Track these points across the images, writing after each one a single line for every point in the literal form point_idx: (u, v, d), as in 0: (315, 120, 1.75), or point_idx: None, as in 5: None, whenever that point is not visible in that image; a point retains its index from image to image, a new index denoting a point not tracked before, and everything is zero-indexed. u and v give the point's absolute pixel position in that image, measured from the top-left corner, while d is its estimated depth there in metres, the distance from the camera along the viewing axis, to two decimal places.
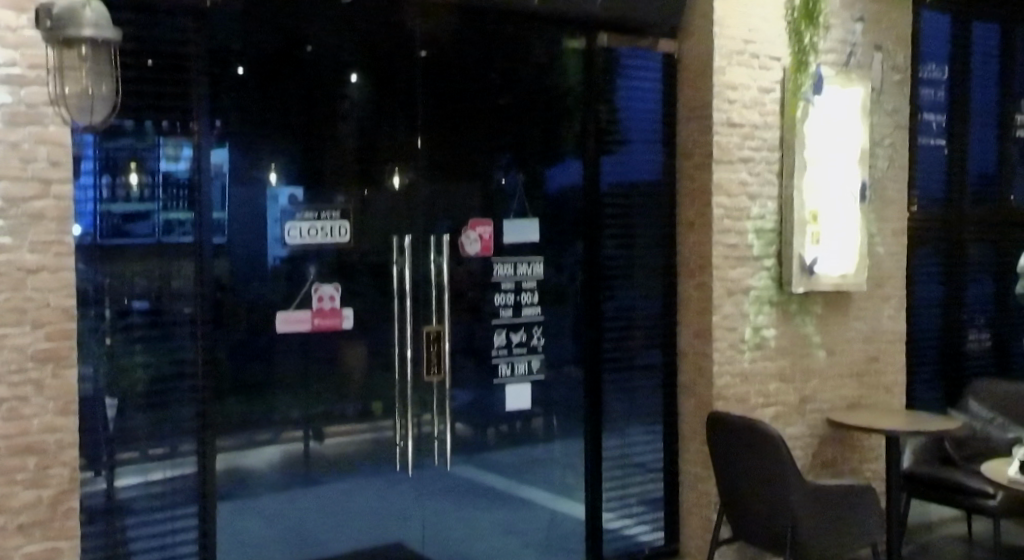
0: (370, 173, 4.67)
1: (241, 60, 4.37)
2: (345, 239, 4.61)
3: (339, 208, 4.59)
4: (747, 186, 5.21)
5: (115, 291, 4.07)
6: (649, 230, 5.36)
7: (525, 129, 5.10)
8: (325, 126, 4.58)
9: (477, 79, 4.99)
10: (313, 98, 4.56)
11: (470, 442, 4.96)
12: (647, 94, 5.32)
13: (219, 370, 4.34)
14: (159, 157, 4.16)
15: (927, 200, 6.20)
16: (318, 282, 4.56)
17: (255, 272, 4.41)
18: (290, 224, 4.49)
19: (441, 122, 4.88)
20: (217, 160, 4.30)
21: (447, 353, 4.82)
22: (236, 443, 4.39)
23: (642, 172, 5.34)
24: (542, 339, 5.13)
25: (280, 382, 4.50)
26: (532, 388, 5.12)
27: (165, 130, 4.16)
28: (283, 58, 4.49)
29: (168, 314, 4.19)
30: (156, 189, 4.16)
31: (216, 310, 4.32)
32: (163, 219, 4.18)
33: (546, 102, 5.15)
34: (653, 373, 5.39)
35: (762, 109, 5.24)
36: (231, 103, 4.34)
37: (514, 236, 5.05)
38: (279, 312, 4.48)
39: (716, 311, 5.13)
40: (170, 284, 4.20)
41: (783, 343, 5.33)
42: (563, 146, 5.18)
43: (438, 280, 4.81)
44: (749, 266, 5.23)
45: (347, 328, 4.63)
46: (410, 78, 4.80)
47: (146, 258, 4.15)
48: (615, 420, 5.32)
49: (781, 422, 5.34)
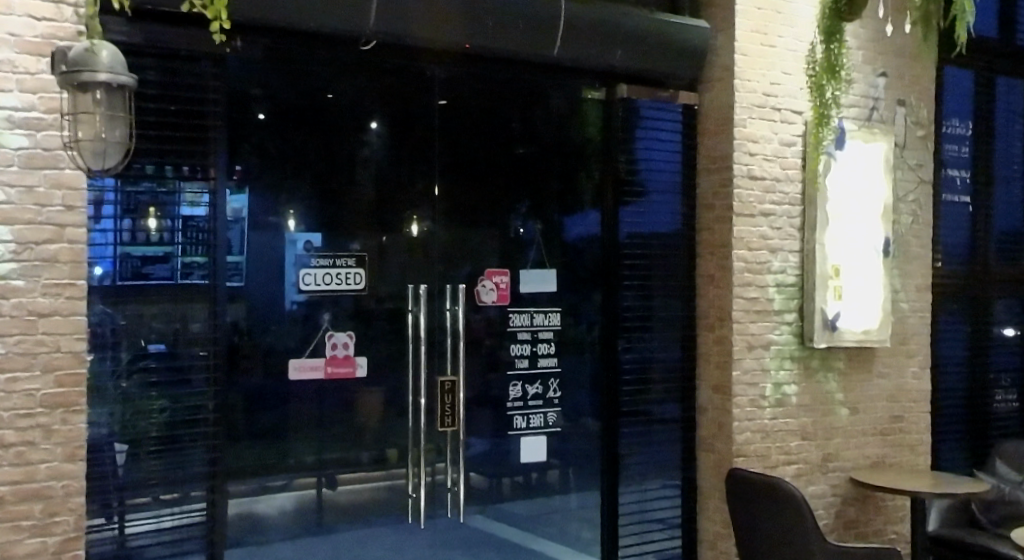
0: (389, 221, 4.67)
1: (262, 106, 4.41)
2: (361, 286, 4.58)
3: (355, 254, 4.57)
4: (769, 240, 5.15)
5: (132, 333, 4.07)
6: (670, 282, 5.29)
7: (544, 179, 5.09)
8: (343, 174, 4.58)
9: (498, 128, 4.99)
10: (333, 145, 4.57)
11: (485, 493, 4.87)
12: (666, 145, 5.29)
13: (232, 415, 4.31)
14: (179, 202, 4.16)
15: (952, 256, 6.11)
16: (333, 329, 4.53)
17: (271, 318, 4.40)
18: (306, 270, 4.47)
19: (460, 171, 4.87)
20: (235, 206, 4.32)
21: (462, 403, 4.76)
22: (248, 489, 4.34)
23: (661, 224, 5.28)
24: (558, 391, 5.05)
25: (295, 429, 4.45)
26: (548, 440, 5.04)
27: (186, 174, 4.17)
28: (303, 105, 4.51)
29: (184, 357, 4.17)
30: (176, 233, 4.16)
31: (231, 353, 4.31)
32: (182, 262, 4.18)
33: (564, 153, 5.15)
34: (671, 427, 5.30)
35: (784, 162, 5.20)
36: (251, 149, 4.37)
37: (531, 286, 5.00)
38: (293, 359, 4.45)
39: (737, 365, 5.05)
40: (187, 327, 4.19)
41: (806, 400, 5.22)
42: (581, 197, 5.17)
43: (453, 328, 4.76)
44: (770, 320, 5.15)
45: (361, 376, 4.58)
46: (429, 126, 4.80)
47: (163, 301, 4.14)
48: (633, 474, 5.21)
49: (803, 480, 5.22)
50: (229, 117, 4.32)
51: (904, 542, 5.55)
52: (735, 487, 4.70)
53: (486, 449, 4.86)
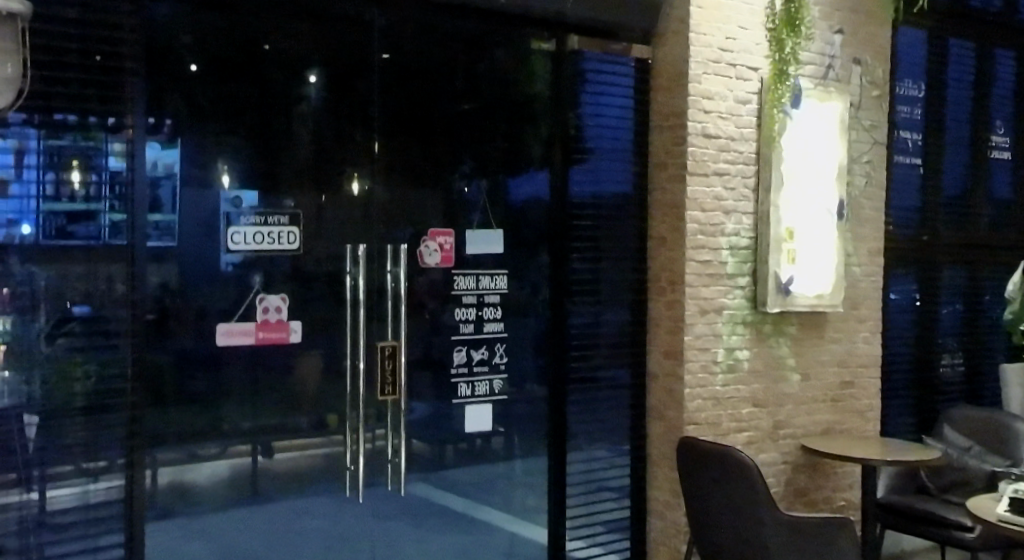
0: (327, 179, 4.38)
1: (193, 57, 4.11)
2: (295, 246, 4.29)
3: (289, 212, 4.28)
4: (722, 201, 4.98)
5: (56, 295, 3.80)
6: (620, 243, 5.10)
7: (488, 137, 4.85)
8: (280, 129, 4.29)
9: (443, 83, 4.73)
10: (269, 98, 4.27)
11: (427, 462, 4.66)
12: (617, 100, 5.09)
13: (161, 380, 4.03)
14: (106, 155, 3.91)
15: (904, 220, 6.02)
16: (265, 292, 4.24)
17: (202, 280, 4.11)
18: (234, 229, 4.16)
19: (404, 129, 4.60)
20: (165, 160, 4.03)
21: (403, 370, 4.53)
22: (177, 457, 4.07)
23: (612, 184, 5.09)
24: (504, 357, 4.85)
25: (228, 395, 4.17)
26: (493, 408, 4.83)
27: (110, 126, 3.91)
28: (236, 56, 4.21)
29: (112, 320, 3.91)
30: (103, 188, 3.90)
31: (158, 317, 4.02)
32: (109, 220, 3.92)
33: (511, 110, 4.90)
34: (620, 394, 5.14)
35: (739, 120, 5.02)
36: (179, 99, 4.07)
37: (477, 248, 4.78)
38: (221, 323, 4.15)
39: (688, 331, 4.89)
40: (116, 289, 3.93)
41: (757, 366, 5.09)
42: (529, 157, 4.93)
43: (394, 291, 4.52)
44: (723, 284, 4.99)
45: (295, 342, 4.30)
46: (368, 81, 4.51)
47: (86, 262, 3.87)
48: (580, 441, 5.04)
49: (754, 448, 5.10)
50: (149, 66, 4.01)
51: (852, 508, 5.49)
52: (687, 455, 4.57)
53: (429, 414, 4.64)
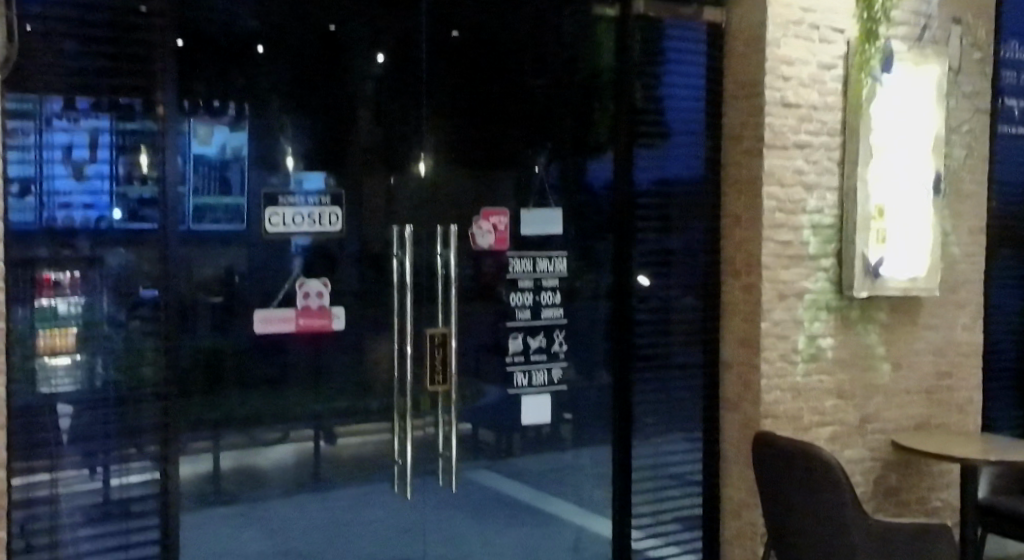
0: (393, 160, 4.21)
1: (260, 39, 3.98)
2: (335, 228, 4.09)
3: (330, 192, 4.08)
4: (803, 175, 4.58)
5: (131, 280, 3.72)
6: (691, 224, 4.77)
7: (563, 115, 4.57)
8: (345, 109, 4.12)
9: (515, 59, 4.48)
10: (334, 78, 4.11)
11: (485, 455, 4.41)
12: (691, 68, 4.74)
13: (218, 362, 3.90)
14: (190, 139, 3.82)
15: (1009, 196, 5.51)
16: (304, 276, 4.04)
17: (249, 265, 3.95)
18: (270, 210, 3.98)
19: (472, 109, 4.38)
20: (234, 144, 3.92)
21: (454, 358, 4.28)
22: (240, 441, 3.95)
23: (680, 169, 4.74)
24: (564, 345, 4.55)
25: (271, 384, 4.00)
26: (554, 399, 4.54)
27: (191, 111, 3.82)
28: (302, 37, 4.06)
29: (190, 302, 3.84)
30: (186, 171, 3.82)
31: (223, 301, 3.90)
32: (193, 205, 3.85)
33: (579, 83, 4.59)
34: (691, 384, 4.81)
35: (822, 88, 4.61)
36: (245, 84, 3.95)
37: (534, 228, 4.48)
38: (258, 310, 3.96)
39: (766, 317, 4.53)
40: (192, 273, 3.85)
41: (843, 355, 4.70)
42: (598, 137, 4.63)
43: (444, 274, 4.26)
44: (805, 267, 4.61)
45: (336, 329, 4.10)
46: (440, 59, 4.31)
47: (156, 247, 3.77)
48: (650, 432, 4.74)
49: (839, 444, 4.71)
50: (208, 50, 3.87)
51: (950, 510, 5.05)
52: (766, 454, 4.21)
53: (485, 404, 4.39)
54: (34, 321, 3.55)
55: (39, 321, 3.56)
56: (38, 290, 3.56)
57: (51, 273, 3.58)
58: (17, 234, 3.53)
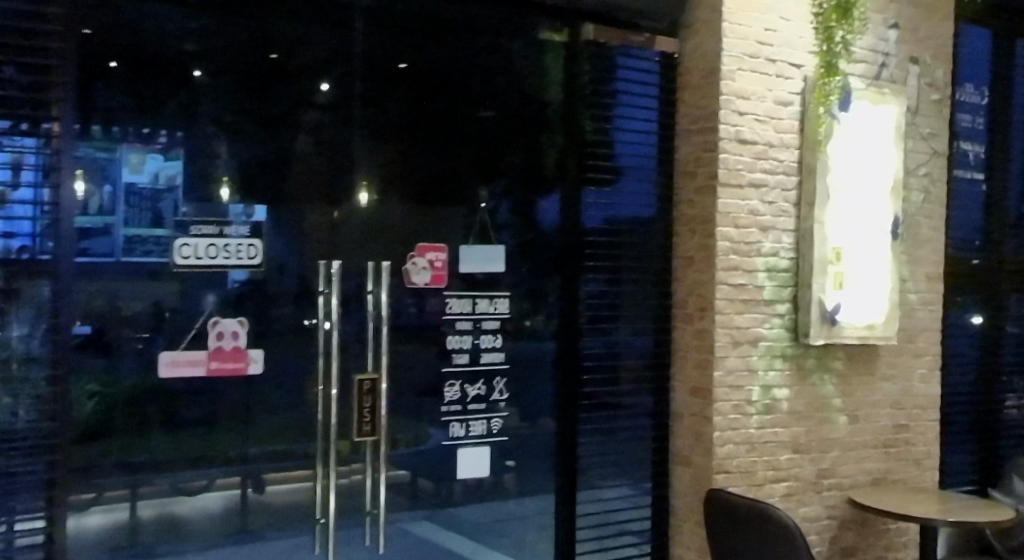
0: (333, 190, 3.90)
1: (198, 63, 3.70)
2: (256, 261, 3.74)
3: (250, 222, 3.73)
4: (759, 215, 4.36)
5: (59, 314, 3.44)
6: (641, 264, 4.51)
7: (513, 151, 4.32)
8: (285, 140, 3.82)
9: (463, 90, 4.22)
10: (274, 107, 3.81)
11: (419, 511, 4.08)
12: (643, 100, 4.53)
13: (127, 408, 3.55)
14: (120, 166, 3.55)
15: (965, 242, 5.35)
16: (218, 314, 3.68)
17: (164, 301, 3.61)
18: (181, 240, 3.63)
19: (417, 138, 4.10)
20: (168, 172, 3.62)
21: (384, 407, 3.93)
22: (158, 490, 3.59)
23: (632, 208, 4.50)
24: (505, 392, 4.23)
25: (183, 430, 3.63)
26: (492, 452, 4.21)
27: (123, 136, 3.56)
28: (237, 58, 3.77)
29: (115, 337, 3.54)
30: (118, 200, 3.54)
31: (152, 338, 3.59)
32: (124, 236, 3.55)
33: (528, 117, 4.34)
34: (640, 435, 4.53)
35: (779, 124, 4.41)
36: (179, 110, 3.65)
37: (473, 265, 4.18)
38: (166, 352, 3.60)
39: (719, 365, 4.27)
40: (118, 307, 3.54)
41: (799, 407, 4.45)
42: (548, 172, 4.37)
43: (376, 314, 3.92)
44: (760, 312, 4.37)
45: (255, 373, 3.74)
46: (386, 91, 4.05)
47: (82, 278, 3.49)
48: (596, 485, 4.43)
49: (794, 500, 4.45)
50: (138, 71, 3.60)
51: None
52: (717, 513, 3.93)
53: (418, 455, 4.05)
54: None
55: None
56: None
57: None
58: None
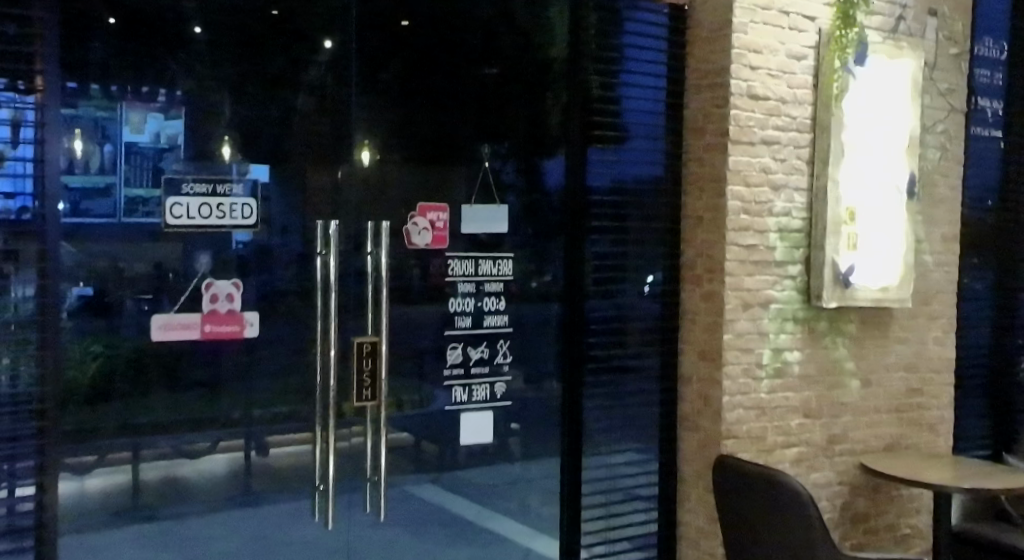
0: (335, 151, 3.79)
1: (196, 19, 3.54)
2: (250, 221, 3.63)
3: (246, 181, 3.61)
4: (771, 174, 4.23)
5: (56, 277, 3.33)
6: (648, 225, 4.39)
7: (518, 110, 4.19)
8: (286, 99, 3.69)
9: (467, 47, 4.08)
10: (275, 66, 3.67)
11: (420, 474, 3.99)
12: (649, 54, 4.37)
13: (125, 370, 3.46)
14: (121, 125, 3.42)
15: (981, 202, 5.21)
16: (212, 276, 3.57)
17: (160, 264, 3.50)
18: (172, 200, 3.49)
19: (420, 95, 3.98)
20: (169, 131, 3.49)
21: (385, 372, 3.83)
22: (161, 452, 3.52)
23: (639, 169, 4.36)
24: (508, 356, 4.13)
25: (179, 391, 3.54)
26: (496, 417, 4.12)
27: (123, 95, 3.43)
28: (239, 11, 3.61)
29: (115, 300, 3.44)
30: (119, 160, 3.42)
31: (150, 300, 3.49)
32: (125, 197, 3.43)
33: (532, 75, 4.21)
34: (647, 399, 4.43)
35: (791, 79, 4.27)
36: (178, 67, 3.52)
37: (476, 226, 4.06)
38: (159, 315, 3.50)
39: (729, 328, 4.16)
40: (119, 268, 3.44)
41: (810, 371, 4.35)
42: (552, 131, 4.25)
43: (376, 275, 3.81)
44: (771, 273, 4.25)
45: (250, 337, 3.64)
46: (389, 49, 3.90)
47: (82, 240, 3.38)
48: (602, 451, 4.34)
49: (804, 466, 4.36)
50: (135, 27, 3.46)
51: (920, 537, 4.73)
52: (726, 481, 3.84)
53: (420, 417, 3.96)
54: None
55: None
56: None
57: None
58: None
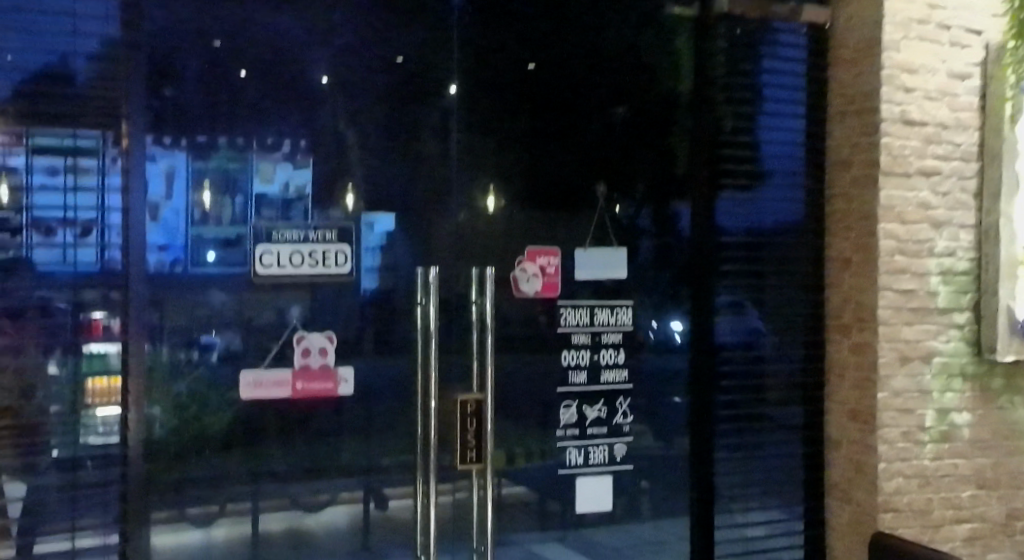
0: (457, 198, 3.56)
1: (323, 68, 3.42)
2: (345, 270, 3.41)
3: (338, 226, 3.40)
4: (930, 209, 3.73)
5: (188, 328, 3.25)
6: (789, 269, 3.96)
7: (653, 150, 3.85)
8: (411, 146, 3.51)
9: (597, 86, 3.78)
10: (400, 114, 3.51)
11: (531, 543, 3.63)
12: (787, 78, 3.96)
13: (228, 424, 3.29)
14: (251, 177, 3.31)
15: None
16: (303, 328, 3.37)
17: (270, 313, 3.34)
18: (261, 248, 3.31)
19: (549, 137, 3.70)
20: (298, 181, 3.36)
21: (490, 431, 3.53)
22: (281, 502, 3.35)
23: (779, 211, 3.95)
24: (628, 416, 3.75)
25: (279, 443, 3.34)
26: (616, 482, 3.73)
27: (263, 147, 3.33)
28: (364, 58, 3.48)
29: (250, 353, 3.31)
30: (249, 211, 3.30)
31: (240, 352, 3.30)
32: (257, 247, 3.31)
33: (667, 111, 3.87)
34: (790, 464, 3.96)
35: (953, 101, 3.78)
36: (301, 114, 3.38)
37: (591, 272, 3.72)
38: (246, 371, 3.30)
39: (884, 386, 3.67)
40: (251, 318, 3.31)
41: (983, 435, 3.80)
42: (685, 171, 3.89)
43: (479, 322, 3.53)
44: (934, 323, 3.74)
45: (343, 394, 3.41)
46: (514, 93, 3.67)
47: (212, 292, 3.27)
48: (738, 521, 3.91)
49: (979, 545, 3.81)
50: (265, 76, 3.35)
51: None
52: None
53: (539, 475, 3.63)
54: (86, 368, 3.12)
55: (88, 367, 3.12)
56: (89, 334, 3.12)
57: (101, 317, 3.14)
58: (64, 282, 3.10)
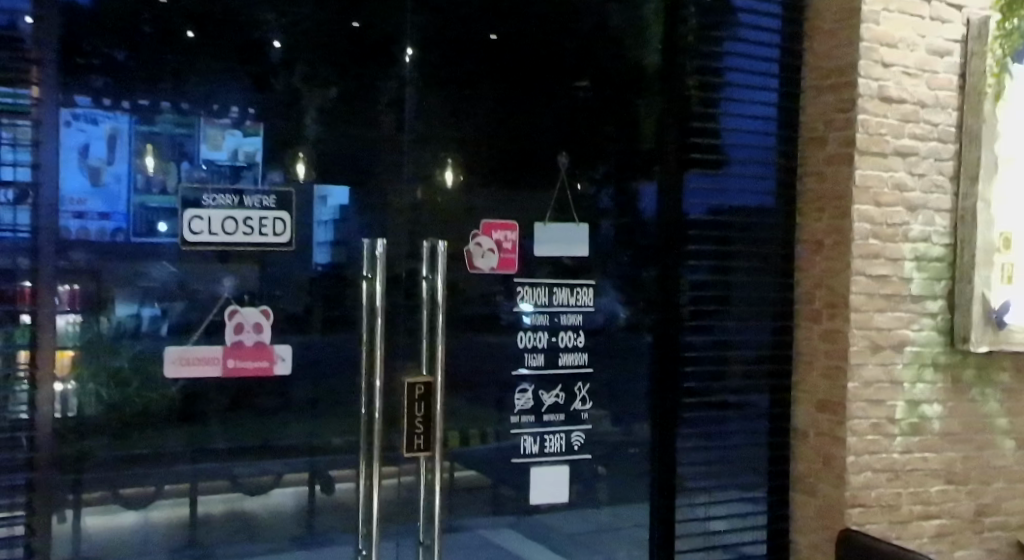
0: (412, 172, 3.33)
1: (273, 30, 3.16)
2: (284, 239, 3.16)
3: (274, 191, 3.14)
4: (906, 191, 3.58)
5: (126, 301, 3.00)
6: (759, 252, 3.79)
7: (621, 127, 3.64)
8: (365, 117, 3.27)
9: (564, 60, 3.56)
10: (352, 82, 3.26)
11: (484, 532, 3.44)
12: (760, 56, 3.79)
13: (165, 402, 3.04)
14: (199, 142, 3.05)
15: None
16: (237, 302, 3.11)
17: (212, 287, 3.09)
18: (192, 213, 3.04)
19: (511, 111, 3.48)
20: (248, 148, 3.11)
21: (441, 415, 3.31)
22: (220, 484, 3.10)
23: (750, 194, 3.78)
24: (586, 401, 3.55)
25: (213, 423, 3.09)
26: (574, 470, 3.54)
27: (211, 111, 3.07)
28: (317, 20, 3.22)
29: (194, 332, 3.07)
30: (196, 178, 3.05)
31: (179, 329, 3.06)
32: (204, 216, 3.06)
33: (636, 87, 3.66)
34: (756, 455, 3.80)
35: (932, 79, 3.63)
36: (248, 75, 3.13)
37: (551, 249, 3.51)
38: (172, 349, 3.04)
39: (856, 375, 3.52)
40: (195, 292, 3.07)
41: (954, 428, 3.66)
42: (654, 151, 3.69)
43: (428, 296, 3.31)
44: (907, 310, 3.59)
45: (280, 373, 3.17)
46: (475, 64, 3.44)
47: (152, 264, 3.02)
48: (701, 514, 3.73)
49: (947, 542, 3.68)
50: (210, 35, 3.09)
51: None
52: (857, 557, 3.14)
53: (494, 463, 3.43)
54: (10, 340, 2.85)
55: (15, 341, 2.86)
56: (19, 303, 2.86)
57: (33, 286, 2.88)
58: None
